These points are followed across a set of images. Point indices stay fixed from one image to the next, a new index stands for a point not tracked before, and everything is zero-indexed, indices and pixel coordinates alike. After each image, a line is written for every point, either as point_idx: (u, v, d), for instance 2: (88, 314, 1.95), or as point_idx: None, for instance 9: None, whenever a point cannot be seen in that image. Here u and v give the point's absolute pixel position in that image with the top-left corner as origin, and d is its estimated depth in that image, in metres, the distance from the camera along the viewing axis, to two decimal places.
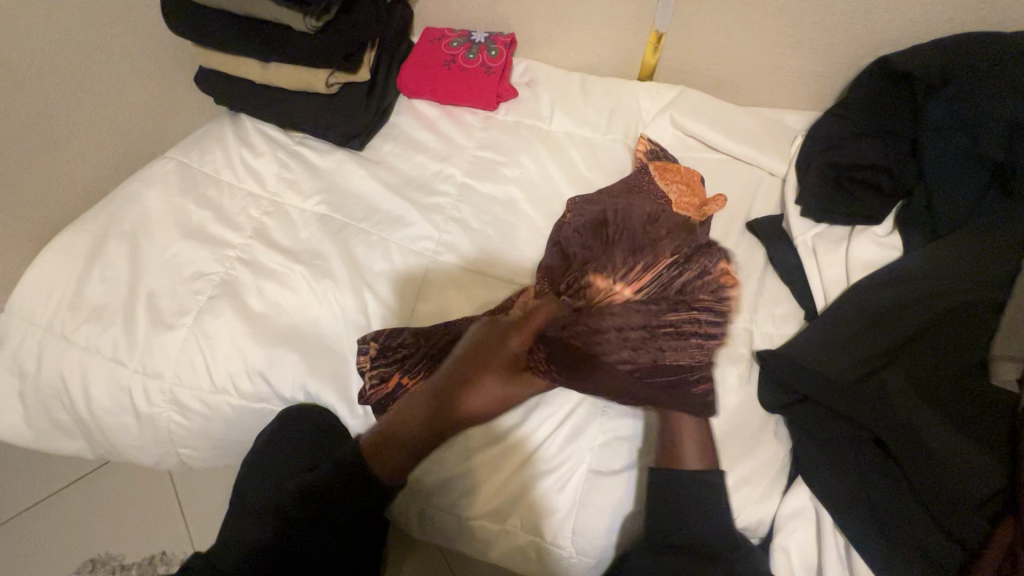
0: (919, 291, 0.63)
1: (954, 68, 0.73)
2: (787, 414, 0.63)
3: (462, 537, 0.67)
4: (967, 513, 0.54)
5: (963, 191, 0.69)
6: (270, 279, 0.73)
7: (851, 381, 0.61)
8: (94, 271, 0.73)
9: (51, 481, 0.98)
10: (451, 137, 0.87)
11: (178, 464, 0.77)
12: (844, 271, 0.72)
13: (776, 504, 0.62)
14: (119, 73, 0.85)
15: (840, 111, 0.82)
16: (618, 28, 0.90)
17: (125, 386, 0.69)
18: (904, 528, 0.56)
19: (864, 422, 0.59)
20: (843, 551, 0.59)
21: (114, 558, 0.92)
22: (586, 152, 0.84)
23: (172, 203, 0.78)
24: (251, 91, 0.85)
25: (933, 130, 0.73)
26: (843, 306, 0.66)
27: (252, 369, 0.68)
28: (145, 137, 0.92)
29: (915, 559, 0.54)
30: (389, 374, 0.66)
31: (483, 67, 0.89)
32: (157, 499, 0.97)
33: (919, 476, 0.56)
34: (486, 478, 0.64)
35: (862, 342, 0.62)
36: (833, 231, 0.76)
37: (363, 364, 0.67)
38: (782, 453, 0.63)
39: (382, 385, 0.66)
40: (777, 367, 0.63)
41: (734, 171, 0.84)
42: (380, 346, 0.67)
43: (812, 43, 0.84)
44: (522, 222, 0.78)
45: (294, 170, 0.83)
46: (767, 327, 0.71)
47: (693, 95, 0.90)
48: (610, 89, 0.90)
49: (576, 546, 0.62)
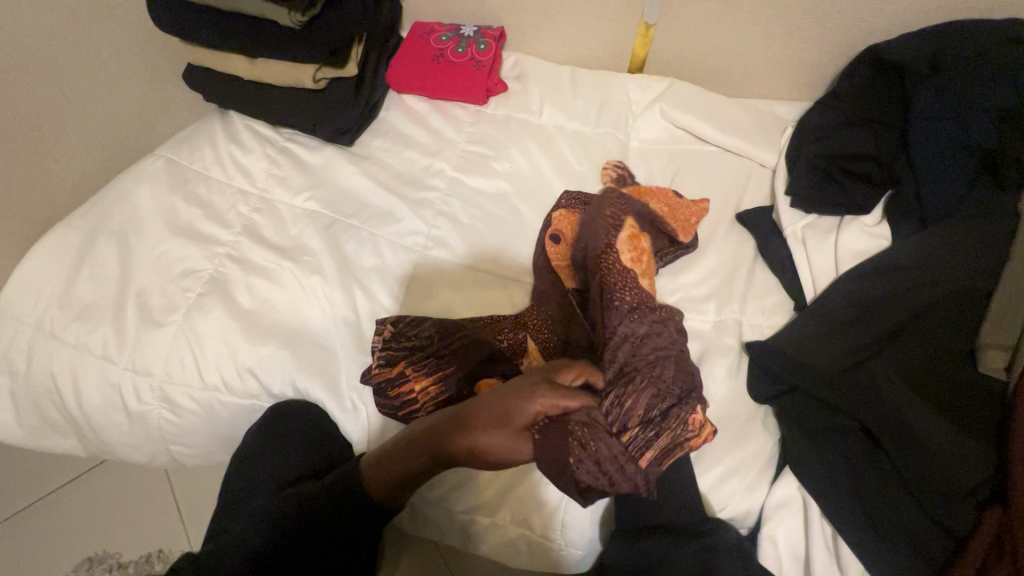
0: (909, 281, 0.63)
1: (945, 56, 0.72)
2: (774, 405, 0.64)
3: (453, 531, 0.68)
4: (955, 501, 0.54)
5: (951, 182, 0.69)
6: (259, 276, 0.73)
7: (839, 371, 0.61)
8: (83, 269, 0.73)
9: (47, 480, 0.98)
10: (440, 131, 0.86)
11: (171, 461, 0.77)
12: (834, 261, 0.72)
13: (764, 493, 0.62)
14: (106, 70, 0.84)
15: (830, 102, 0.81)
16: (607, 20, 0.89)
17: (115, 384, 0.69)
18: (892, 516, 0.56)
19: (850, 409, 0.60)
20: (830, 540, 0.59)
21: (111, 556, 0.92)
22: (576, 145, 0.84)
23: (162, 201, 0.78)
24: (239, 87, 0.85)
25: (923, 122, 0.73)
26: (828, 297, 0.67)
27: (242, 366, 0.68)
28: (134, 135, 0.91)
29: (904, 548, 0.55)
30: (395, 359, 0.65)
31: (472, 62, 0.88)
32: (153, 497, 0.97)
33: (906, 463, 0.56)
34: (476, 471, 0.64)
35: (850, 333, 0.62)
36: (823, 222, 0.76)
37: (374, 345, 0.66)
38: (770, 443, 0.63)
39: (386, 369, 0.64)
40: (767, 359, 0.64)
41: (724, 162, 0.84)
42: (395, 331, 0.66)
43: (802, 33, 0.83)
44: (511, 216, 0.77)
45: (282, 165, 0.82)
46: (755, 319, 0.71)
47: (684, 86, 0.88)
48: (600, 82, 0.90)
49: (566, 538, 0.63)
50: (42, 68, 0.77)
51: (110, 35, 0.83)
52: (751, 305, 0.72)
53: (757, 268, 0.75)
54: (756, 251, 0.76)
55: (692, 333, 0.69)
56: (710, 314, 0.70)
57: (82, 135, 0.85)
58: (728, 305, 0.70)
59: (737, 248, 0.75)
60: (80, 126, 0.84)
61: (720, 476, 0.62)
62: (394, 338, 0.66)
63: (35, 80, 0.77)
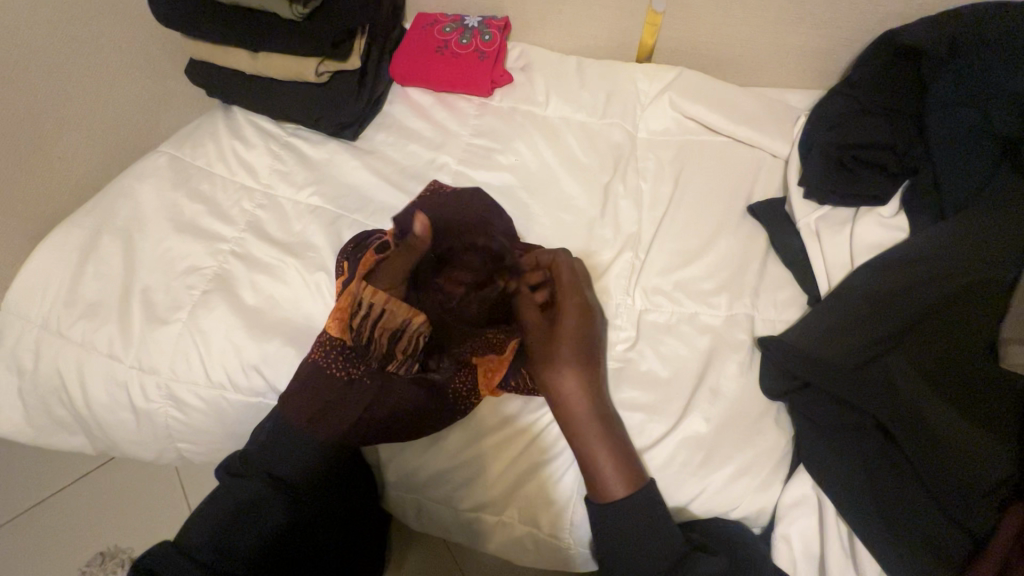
0: (926, 273, 0.61)
1: (961, 41, 0.71)
2: (785, 401, 0.62)
3: (461, 528, 0.67)
4: (974, 500, 0.52)
5: (971, 165, 0.66)
6: (264, 273, 0.72)
7: (853, 367, 0.59)
8: (89, 267, 0.73)
9: (60, 475, 0.99)
10: (445, 125, 0.85)
11: (178, 458, 0.76)
12: (848, 253, 0.70)
13: (777, 493, 0.61)
14: (107, 65, 0.83)
15: (845, 90, 0.79)
16: (613, 9, 0.87)
17: (121, 381, 0.69)
18: (911, 518, 0.54)
19: (869, 410, 0.58)
20: (845, 539, 0.58)
21: (123, 551, 0.93)
22: (583, 137, 0.82)
23: (165, 197, 0.78)
24: (240, 82, 0.84)
25: (937, 108, 0.71)
26: (843, 290, 0.65)
27: (247, 364, 0.68)
28: (136, 131, 0.91)
29: (922, 550, 0.53)
30: (327, 362, 0.61)
31: (476, 52, 0.87)
32: (163, 492, 0.98)
33: (927, 461, 0.55)
34: (483, 470, 0.63)
35: (865, 327, 0.60)
36: (838, 213, 0.74)
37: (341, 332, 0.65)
38: (784, 441, 0.62)
39: (328, 386, 0.61)
40: (780, 354, 0.62)
41: (734, 153, 0.82)
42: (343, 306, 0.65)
43: (813, 19, 0.82)
44: (518, 209, 0.76)
45: (286, 161, 0.82)
46: (769, 313, 0.69)
47: (692, 76, 0.86)
48: (606, 72, 0.88)
49: (575, 537, 0.63)
50: (43, 65, 0.76)
51: (111, 29, 0.82)
52: (763, 298, 0.70)
53: (769, 261, 0.73)
54: (768, 244, 0.74)
55: (703, 328, 0.67)
56: (722, 307, 0.69)
57: (85, 130, 0.84)
58: (739, 299, 0.69)
59: (748, 241, 0.74)
60: (82, 123, 0.83)
61: (733, 476, 0.60)
62: (349, 266, 0.66)
63: (38, 78, 0.76)
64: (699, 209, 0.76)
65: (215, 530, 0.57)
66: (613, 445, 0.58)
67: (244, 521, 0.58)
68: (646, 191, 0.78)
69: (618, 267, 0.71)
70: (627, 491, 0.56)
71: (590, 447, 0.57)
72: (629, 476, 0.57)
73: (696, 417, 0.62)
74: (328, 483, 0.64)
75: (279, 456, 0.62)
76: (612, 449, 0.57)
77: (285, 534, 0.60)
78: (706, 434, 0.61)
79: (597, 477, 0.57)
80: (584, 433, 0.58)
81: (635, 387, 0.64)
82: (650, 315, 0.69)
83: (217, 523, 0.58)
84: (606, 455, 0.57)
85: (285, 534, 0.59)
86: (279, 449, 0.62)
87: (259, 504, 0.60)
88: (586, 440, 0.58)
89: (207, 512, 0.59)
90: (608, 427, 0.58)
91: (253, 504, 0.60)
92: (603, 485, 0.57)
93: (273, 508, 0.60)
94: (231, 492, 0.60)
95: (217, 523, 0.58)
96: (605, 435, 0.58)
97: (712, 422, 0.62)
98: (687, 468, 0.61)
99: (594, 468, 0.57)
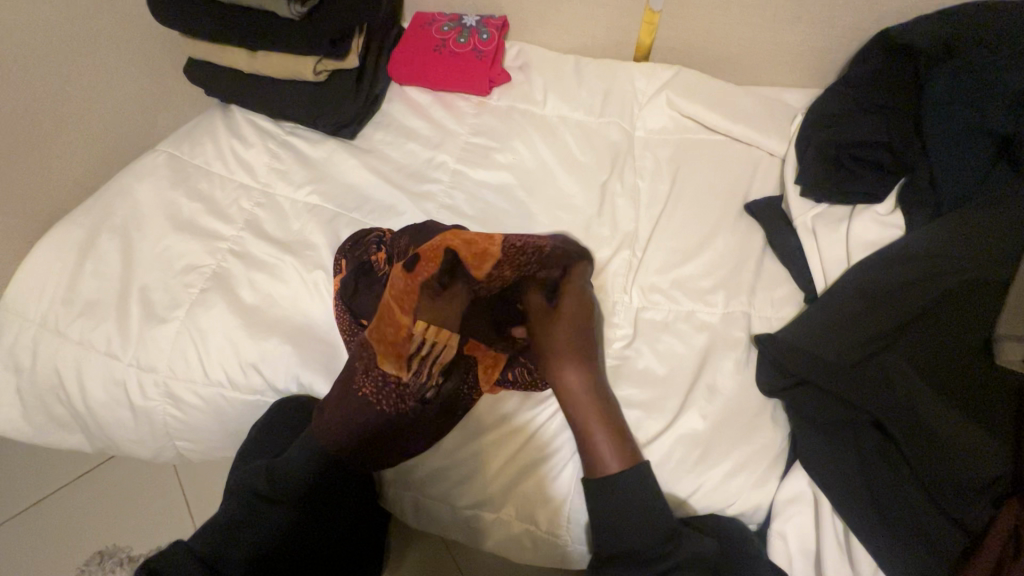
0: (920, 271, 0.61)
1: (958, 40, 0.72)
2: (781, 398, 0.62)
3: (458, 527, 0.67)
4: (968, 495, 0.52)
5: (965, 166, 0.67)
6: (262, 271, 0.72)
7: (848, 365, 0.59)
8: (87, 265, 0.73)
9: (58, 474, 0.99)
10: (443, 123, 0.85)
11: (176, 456, 0.76)
12: (844, 251, 0.70)
13: (774, 488, 0.61)
14: (105, 64, 0.83)
15: (841, 86, 0.79)
16: (611, 8, 0.88)
17: (119, 379, 0.69)
18: (905, 513, 0.55)
19: (864, 406, 0.58)
20: (841, 537, 0.58)
21: (123, 549, 0.93)
22: (580, 136, 0.82)
23: (164, 195, 0.78)
24: (239, 81, 0.84)
25: (934, 105, 0.71)
26: (840, 288, 0.65)
27: (246, 362, 0.68)
28: (134, 130, 0.91)
29: (916, 547, 0.53)
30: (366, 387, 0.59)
31: (474, 51, 0.87)
32: (161, 490, 0.98)
33: (923, 457, 0.55)
34: (481, 467, 0.63)
35: (860, 324, 0.60)
36: (834, 211, 0.74)
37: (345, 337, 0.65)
38: (779, 438, 0.62)
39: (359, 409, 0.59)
40: (777, 350, 0.62)
41: (731, 151, 0.82)
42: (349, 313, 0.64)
43: (810, 17, 0.82)
44: (516, 208, 0.76)
45: (284, 160, 0.82)
46: (766, 311, 0.70)
47: (689, 74, 0.87)
48: (604, 71, 0.88)
49: (571, 534, 0.63)
50: (41, 64, 0.76)
51: (110, 28, 0.83)
52: (760, 296, 0.70)
53: (766, 259, 0.74)
54: (765, 241, 0.75)
55: (700, 325, 0.68)
56: (719, 304, 0.69)
57: (82, 129, 0.84)
58: (737, 297, 0.70)
59: (745, 239, 0.74)
60: (79, 121, 0.84)
61: (730, 472, 0.60)
62: (345, 266, 0.67)
63: (36, 77, 0.76)
64: (697, 207, 0.77)
65: (221, 540, 0.59)
66: (611, 422, 0.59)
67: (245, 532, 0.59)
68: (644, 189, 0.79)
69: (616, 265, 0.72)
70: (622, 466, 0.58)
71: (590, 426, 0.59)
72: (626, 453, 0.58)
73: (693, 414, 0.62)
74: (325, 488, 0.64)
75: (286, 468, 0.62)
76: (613, 429, 0.59)
77: (287, 542, 0.60)
78: (702, 431, 0.61)
79: (595, 455, 0.59)
80: (583, 414, 0.60)
81: (632, 385, 0.64)
82: (647, 313, 0.69)
83: (221, 532, 0.59)
84: (603, 432, 0.59)
85: (286, 542, 0.60)
86: (284, 460, 0.62)
87: (262, 514, 0.60)
88: (584, 421, 0.60)
89: (216, 523, 0.61)
90: (605, 408, 0.60)
91: (259, 515, 0.60)
92: (600, 460, 0.58)
93: (274, 517, 0.60)
94: (237, 504, 0.61)
95: (221, 532, 0.59)
96: (601, 412, 0.60)
97: (708, 420, 0.62)
98: (682, 465, 0.61)
99: (591, 446, 0.59)
